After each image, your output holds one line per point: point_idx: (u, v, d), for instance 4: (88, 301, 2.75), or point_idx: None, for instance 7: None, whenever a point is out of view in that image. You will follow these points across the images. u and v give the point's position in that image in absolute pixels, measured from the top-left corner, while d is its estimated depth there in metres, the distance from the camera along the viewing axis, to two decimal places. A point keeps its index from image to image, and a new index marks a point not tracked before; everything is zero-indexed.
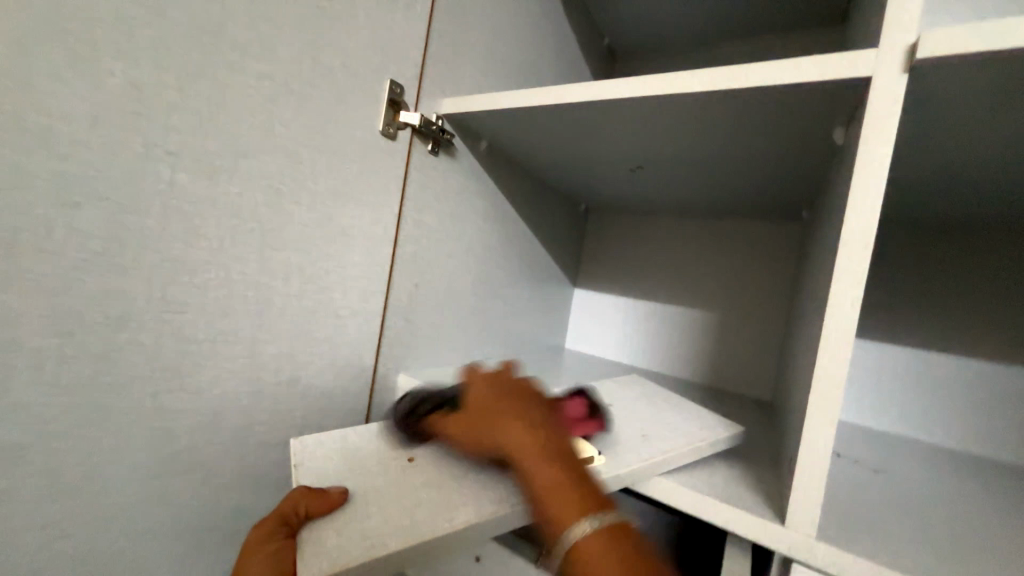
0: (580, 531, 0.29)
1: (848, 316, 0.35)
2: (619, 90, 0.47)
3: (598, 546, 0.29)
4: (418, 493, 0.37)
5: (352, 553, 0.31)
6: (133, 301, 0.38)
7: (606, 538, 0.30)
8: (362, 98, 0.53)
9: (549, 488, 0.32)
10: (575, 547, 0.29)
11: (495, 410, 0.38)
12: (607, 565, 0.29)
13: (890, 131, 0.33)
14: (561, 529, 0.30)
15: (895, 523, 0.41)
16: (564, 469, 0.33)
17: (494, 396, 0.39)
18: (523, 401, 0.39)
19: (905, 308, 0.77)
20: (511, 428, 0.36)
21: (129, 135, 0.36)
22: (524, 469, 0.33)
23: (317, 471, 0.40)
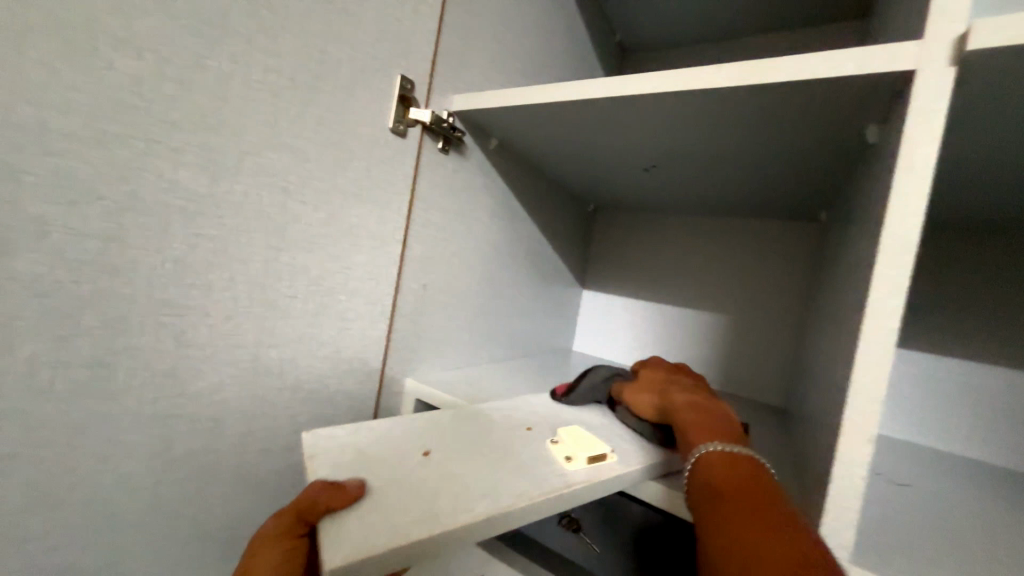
0: (705, 444, 0.36)
1: (888, 325, 0.32)
2: (638, 86, 0.45)
3: (731, 459, 0.34)
4: (444, 482, 0.34)
5: (380, 540, 0.27)
6: (131, 304, 0.36)
7: (729, 456, 0.35)
8: (371, 93, 0.51)
9: (695, 422, 0.39)
10: (706, 456, 0.35)
11: (668, 383, 0.48)
12: (727, 470, 0.33)
13: (936, 128, 0.31)
14: (697, 443, 0.37)
15: (928, 545, 0.39)
16: (715, 417, 0.40)
17: (668, 373, 0.51)
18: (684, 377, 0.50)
19: (926, 314, 0.75)
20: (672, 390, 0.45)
21: (126, 132, 0.34)
22: (682, 413, 0.41)
23: (333, 460, 0.35)
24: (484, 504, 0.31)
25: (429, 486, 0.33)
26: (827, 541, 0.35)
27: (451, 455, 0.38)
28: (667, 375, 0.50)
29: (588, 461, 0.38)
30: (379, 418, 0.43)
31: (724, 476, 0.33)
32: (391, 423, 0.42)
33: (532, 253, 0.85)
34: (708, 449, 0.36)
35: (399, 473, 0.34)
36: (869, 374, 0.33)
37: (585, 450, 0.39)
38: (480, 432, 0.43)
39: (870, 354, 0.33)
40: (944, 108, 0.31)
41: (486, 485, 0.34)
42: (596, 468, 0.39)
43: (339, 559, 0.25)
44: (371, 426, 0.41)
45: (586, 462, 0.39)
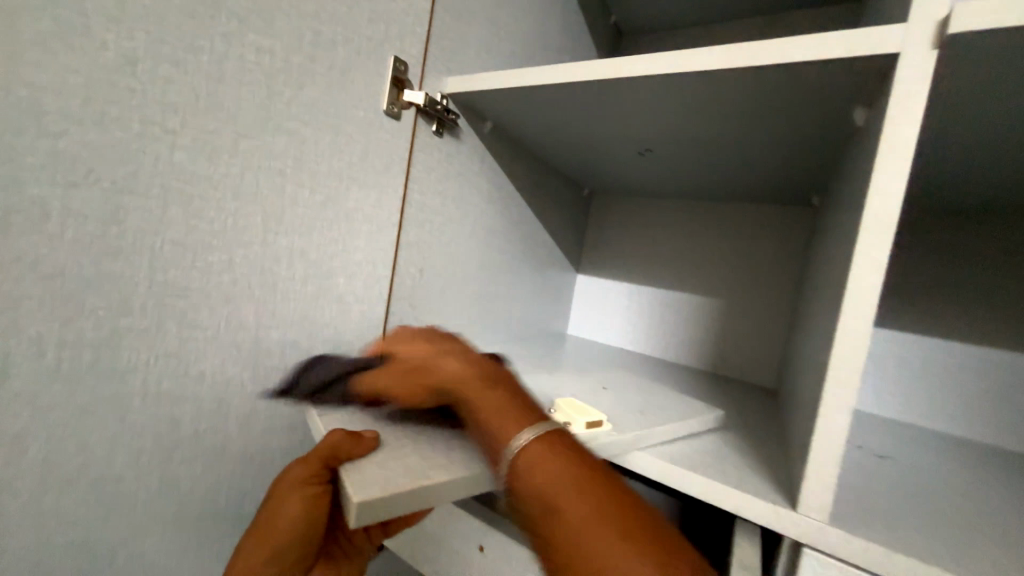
0: (521, 439, 0.32)
1: (868, 301, 0.34)
2: (631, 68, 0.46)
3: (544, 448, 0.32)
4: (450, 438, 0.38)
5: (397, 480, 0.31)
6: (133, 286, 0.37)
7: (544, 442, 0.32)
8: (365, 75, 0.51)
9: (495, 407, 0.35)
10: (523, 453, 0.31)
11: (433, 353, 0.40)
12: (549, 467, 0.31)
13: (918, 109, 0.32)
14: (509, 438, 0.33)
15: (901, 509, 0.41)
16: (503, 394, 0.36)
17: (407, 341, 0.44)
18: (417, 343, 0.43)
19: (911, 295, 0.77)
20: (446, 365, 0.38)
21: (122, 114, 0.35)
22: (474, 395, 0.36)
23: (344, 423, 0.39)
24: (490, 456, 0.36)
25: (436, 441, 0.37)
26: (806, 504, 0.37)
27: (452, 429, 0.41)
28: (424, 344, 0.42)
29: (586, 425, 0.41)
30: None
31: (550, 474, 0.30)
32: None
33: (528, 237, 0.86)
34: (521, 447, 0.32)
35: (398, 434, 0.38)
36: (849, 349, 0.34)
37: (582, 416, 0.42)
38: None
39: (850, 329, 0.34)
40: (925, 90, 0.32)
41: None
42: (594, 433, 0.41)
43: (368, 496, 0.29)
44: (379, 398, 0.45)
45: (584, 427, 0.42)
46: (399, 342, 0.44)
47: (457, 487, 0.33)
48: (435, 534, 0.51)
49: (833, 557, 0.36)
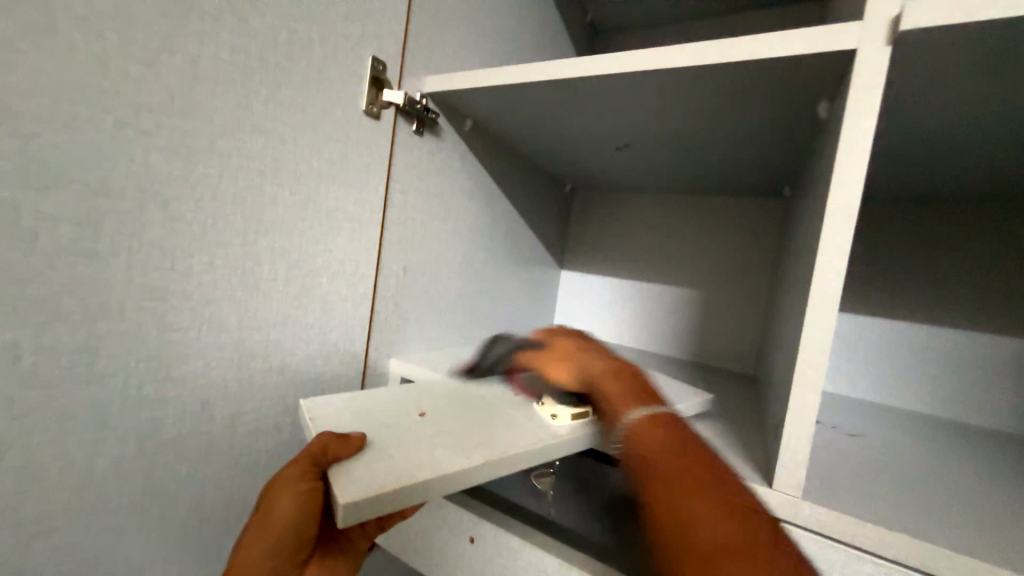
0: (633, 414, 0.39)
1: (834, 284, 0.35)
2: (606, 66, 0.47)
3: (653, 424, 0.38)
4: (439, 436, 0.39)
5: (387, 477, 0.32)
6: (110, 290, 0.37)
7: (655, 420, 0.38)
8: (343, 74, 0.51)
9: (613, 390, 0.42)
10: (634, 425, 0.38)
11: (575, 348, 0.48)
12: (658, 438, 0.37)
13: (874, 102, 0.34)
14: (623, 412, 0.40)
15: (870, 481, 0.43)
16: (622, 379, 0.43)
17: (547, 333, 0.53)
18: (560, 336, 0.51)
19: (878, 281, 0.80)
20: (576, 358, 0.46)
21: (93, 115, 0.34)
22: (601, 384, 0.43)
23: (331, 423, 0.40)
24: (480, 452, 0.37)
25: (425, 440, 0.38)
26: (782, 481, 0.38)
27: (443, 424, 0.42)
28: (559, 338, 0.50)
29: (572, 417, 0.44)
30: (377, 390, 0.49)
31: (655, 442, 0.37)
32: (391, 392, 0.49)
33: (511, 234, 0.87)
34: (631, 420, 0.39)
35: (394, 433, 0.39)
36: (817, 331, 0.36)
37: (568, 409, 0.45)
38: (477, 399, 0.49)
39: (818, 312, 0.36)
40: (880, 83, 0.34)
41: (481, 438, 0.39)
42: (579, 424, 0.44)
43: (352, 496, 0.29)
44: (371, 394, 0.47)
45: (570, 419, 0.44)
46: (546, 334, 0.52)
47: (449, 482, 0.33)
48: (426, 528, 0.51)
49: (806, 529, 0.38)
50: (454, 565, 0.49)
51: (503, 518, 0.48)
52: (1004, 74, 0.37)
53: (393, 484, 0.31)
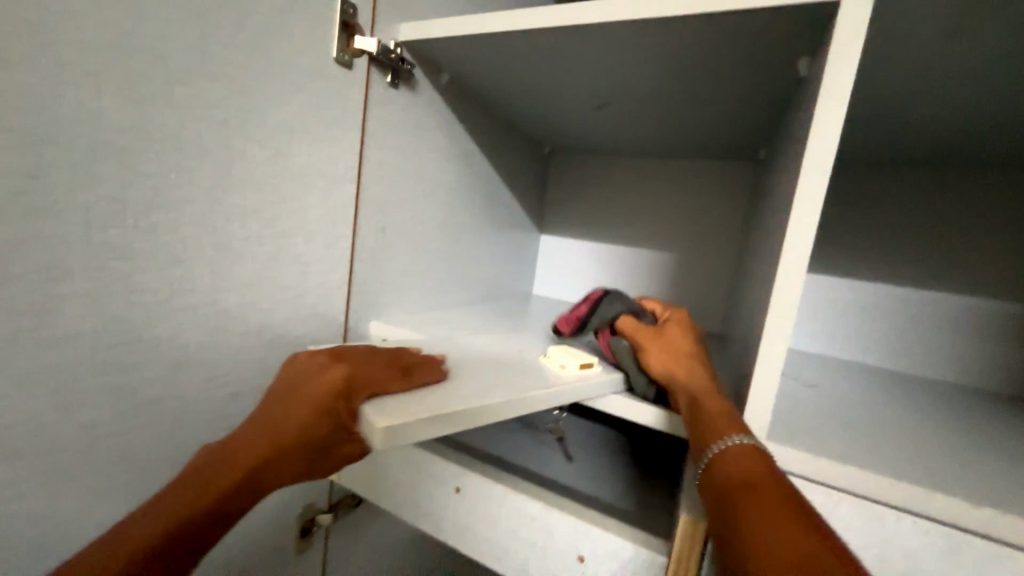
0: (738, 438, 0.36)
1: (804, 239, 0.37)
2: (590, 16, 0.45)
3: (756, 457, 0.35)
4: (456, 381, 0.42)
5: (420, 410, 0.34)
6: (68, 246, 0.34)
7: (755, 451, 0.36)
8: (310, 17, 0.47)
9: (719, 406, 0.40)
10: (738, 449, 0.35)
11: (687, 348, 0.46)
12: (758, 468, 0.34)
13: (852, 57, 0.34)
14: (726, 432, 0.37)
15: (825, 425, 0.47)
16: (727, 403, 0.40)
17: (680, 325, 0.49)
18: (693, 335, 0.48)
19: (842, 242, 0.84)
20: (690, 362, 0.45)
21: (31, 51, 0.31)
22: (703, 396, 0.41)
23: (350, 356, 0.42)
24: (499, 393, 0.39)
25: (446, 384, 0.40)
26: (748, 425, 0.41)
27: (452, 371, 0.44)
28: (691, 339, 0.47)
29: (579, 366, 0.46)
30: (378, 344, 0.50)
31: (755, 472, 0.34)
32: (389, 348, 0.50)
33: (489, 195, 0.85)
34: (737, 442, 0.36)
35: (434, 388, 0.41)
36: (787, 285, 0.38)
37: (575, 359, 0.47)
38: (472, 359, 0.51)
39: (789, 267, 0.38)
40: (860, 38, 0.34)
41: (496, 383, 0.42)
42: (585, 373, 0.46)
43: (398, 422, 0.32)
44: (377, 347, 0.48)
45: (577, 368, 0.46)
46: (681, 325, 0.49)
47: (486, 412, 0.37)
48: (410, 484, 0.53)
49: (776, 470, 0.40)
50: (439, 512, 0.51)
51: (487, 469, 0.50)
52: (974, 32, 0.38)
53: (427, 413, 0.34)
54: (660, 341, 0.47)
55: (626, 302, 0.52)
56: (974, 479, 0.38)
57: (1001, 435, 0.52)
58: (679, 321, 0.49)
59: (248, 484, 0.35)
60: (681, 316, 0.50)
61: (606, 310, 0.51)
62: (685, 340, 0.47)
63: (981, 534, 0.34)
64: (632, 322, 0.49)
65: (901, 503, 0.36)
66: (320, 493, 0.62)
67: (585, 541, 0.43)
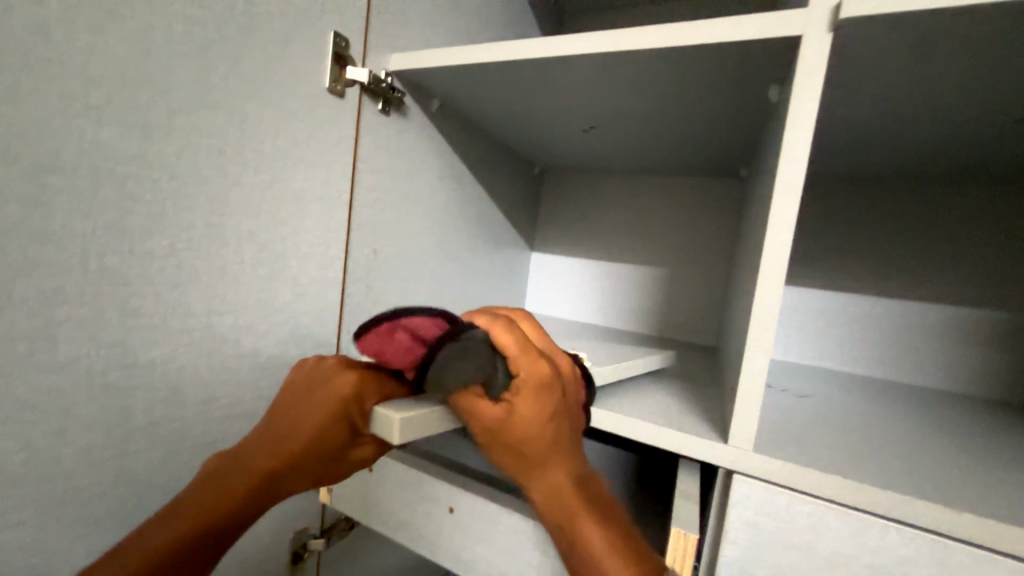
0: None
1: (780, 256, 0.39)
2: (571, 47, 0.48)
3: None
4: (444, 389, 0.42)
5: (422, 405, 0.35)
6: (66, 275, 0.35)
7: None
8: (305, 51, 0.49)
9: (597, 542, 0.37)
10: None
11: (539, 446, 0.36)
12: None
13: (817, 86, 0.37)
14: None
15: (811, 434, 0.48)
16: (612, 528, 0.38)
17: (534, 391, 0.35)
18: (553, 403, 0.36)
19: (825, 255, 0.86)
20: (549, 467, 0.38)
21: (35, 89, 0.32)
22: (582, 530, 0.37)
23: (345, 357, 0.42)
24: None
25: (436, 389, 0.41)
26: (735, 436, 0.42)
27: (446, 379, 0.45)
28: (548, 416, 0.36)
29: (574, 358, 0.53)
30: None
31: None
32: None
33: (480, 214, 0.87)
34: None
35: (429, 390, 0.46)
36: (767, 300, 0.39)
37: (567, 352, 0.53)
38: None
39: (766, 282, 0.39)
40: (822, 69, 0.37)
41: None
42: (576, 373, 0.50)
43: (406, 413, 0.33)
44: None
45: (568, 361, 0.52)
46: (535, 394, 0.35)
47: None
48: (403, 505, 0.53)
49: (764, 482, 0.41)
50: (433, 533, 0.51)
51: (481, 488, 0.50)
52: (928, 62, 0.40)
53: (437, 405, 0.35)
54: (507, 435, 0.36)
55: (469, 366, 0.32)
56: (956, 485, 0.39)
57: (984, 440, 0.53)
58: (535, 388, 0.35)
59: (265, 490, 0.36)
60: (537, 370, 0.35)
61: (450, 387, 0.32)
62: (540, 425, 0.36)
63: (963, 540, 0.35)
64: (473, 401, 0.34)
65: (885, 512, 0.37)
66: (313, 517, 0.61)
67: None
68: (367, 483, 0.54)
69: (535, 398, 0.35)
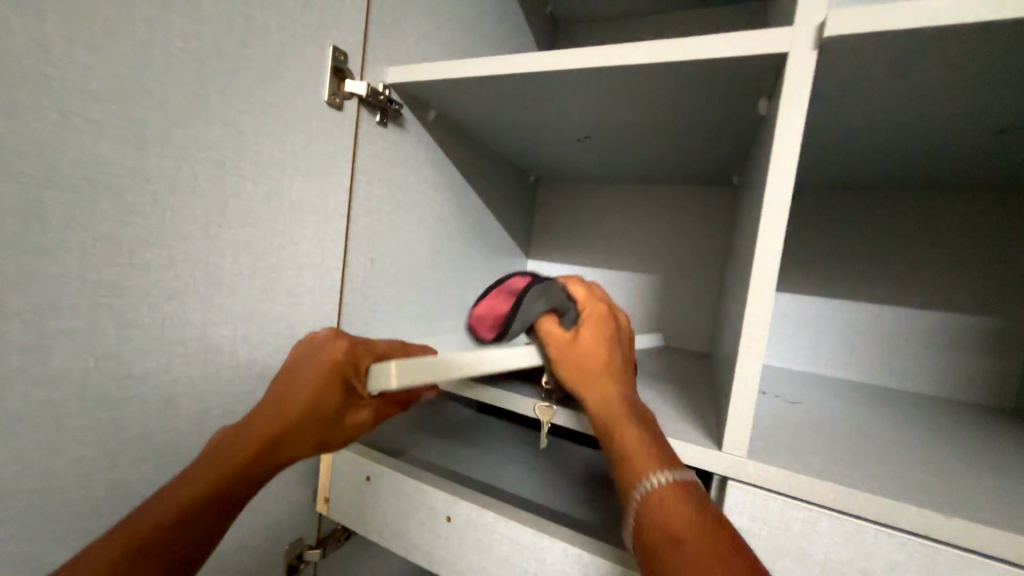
0: (656, 477, 0.38)
1: (770, 265, 0.40)
2: (564, 62, 0.49)
3: (673, 493, 0.37)
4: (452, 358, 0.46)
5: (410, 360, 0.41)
6: (63, 286, 0.35)
7: (675, 486, 0.37)
8: (303, 65, 0.50)
9: (633, 437, 0.41)
10: (657, 490, 0.37)
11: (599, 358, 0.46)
12: (678, 505, 0.36)
13: (802, 101, 0.38)
14: (646, 474, 0.38)
15: (803, 440, 0.48)
16: (650, 431, 0.42)
17: (597, 322, 0.48)
18: (612, 333, 0.48)
19: (816, 262, 0.87)
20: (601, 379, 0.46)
21: (35, 103, 0.32)
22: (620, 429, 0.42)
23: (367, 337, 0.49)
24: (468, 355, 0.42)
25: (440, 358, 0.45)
26: (728, 443, 0.42)
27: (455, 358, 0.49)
28: (606, 342, 0.47)
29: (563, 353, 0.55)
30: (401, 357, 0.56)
31: (674, 515, 0.36)
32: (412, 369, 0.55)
33: (476, 223, 0.88)
34: (656, 482, 0.38)
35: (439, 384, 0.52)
36: (758, 309, 0.40)
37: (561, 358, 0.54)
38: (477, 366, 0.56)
39: (757, 290, 0.40)
40: (806, 84, 0.38)
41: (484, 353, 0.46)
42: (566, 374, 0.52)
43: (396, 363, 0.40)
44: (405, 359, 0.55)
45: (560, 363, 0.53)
46: (597, 322, 0.48)
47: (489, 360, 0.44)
48: (399, 513, 0.53)
49: (757, 487, 0.42)
50: (430, 542, 0.51)
51: (477, 496, 0.50)
52: (909, 77, 0.42)
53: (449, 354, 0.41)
54: (573, 350, 0.47)
55: (546, 297, 0.50)
56: (944, 489, 0.40)
57: (974, 444, 0.54)
58: (597, 319, 0.48)
59: (264, 458, 0.40)
60: (598, 309, 0.49)
61: (532, 311, 0.50)
62: (599, 346, 0.47)
63: (952, 544, 0.36)
64: (552, 324, 0.49)
65: (875, 516, 0.37)
66: (308, 527, 0.61)
67: (574, 565, 0.44)
68: (363, 491, 0.55)
69: (598, 323, 0.48)
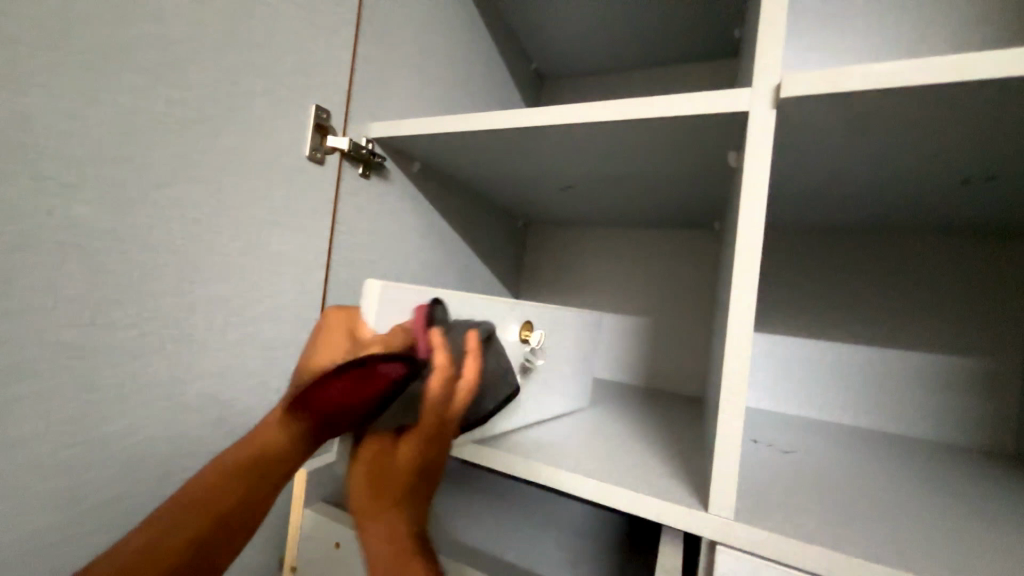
0: None
1: (745, 315, 0.39)
2: (543, 118, 0.50)
3: None
4: None
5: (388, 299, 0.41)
6: (21, 351, 0.34)
7: None
8: (285, 123, 0.52)
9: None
10: None
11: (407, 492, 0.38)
12: None
13: (766, 156, 0.39)
14: None
15: (794, 494, 0.46)
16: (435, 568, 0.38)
17: (413, 451, 0.36)
18: (433, 453, 0.38)
19: (803, 304, 0.87)
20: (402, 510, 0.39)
21: (10, 171, 0.33)
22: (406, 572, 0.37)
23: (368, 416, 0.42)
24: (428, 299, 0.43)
25: None
26: (715, 503, 0.40)
27: None
28: (421, 466, 0.38)
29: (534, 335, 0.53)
30: None
31: None
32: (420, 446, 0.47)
33: (462, 268, 0.87)
34: None
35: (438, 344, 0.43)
36: (737, 357, 0.39)
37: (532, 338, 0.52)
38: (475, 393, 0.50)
39: (735, 340, 0.39)
40: (768, 140, 0.39)
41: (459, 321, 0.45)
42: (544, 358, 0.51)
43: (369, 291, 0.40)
44: None
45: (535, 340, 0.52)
46: (417, 447, 0.37)
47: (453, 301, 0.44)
48: None
49: (747, 553, 0.39)
50: None
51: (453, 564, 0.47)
52: (867, 131, 0.43)
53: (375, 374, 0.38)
54: (379, 476, 0.38)
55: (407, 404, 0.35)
56: (945, 551, 0.38)
57: (976, 495, 0.52)
58: (430, 431, 0.36)
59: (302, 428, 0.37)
60: (440, 414, 0.36)
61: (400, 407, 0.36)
62: (411, 471, 0.37)
63: None
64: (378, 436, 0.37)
65: None
66: None
67: None
68: (333, 559, 0.51)
69: (425, 452, 0.37)
